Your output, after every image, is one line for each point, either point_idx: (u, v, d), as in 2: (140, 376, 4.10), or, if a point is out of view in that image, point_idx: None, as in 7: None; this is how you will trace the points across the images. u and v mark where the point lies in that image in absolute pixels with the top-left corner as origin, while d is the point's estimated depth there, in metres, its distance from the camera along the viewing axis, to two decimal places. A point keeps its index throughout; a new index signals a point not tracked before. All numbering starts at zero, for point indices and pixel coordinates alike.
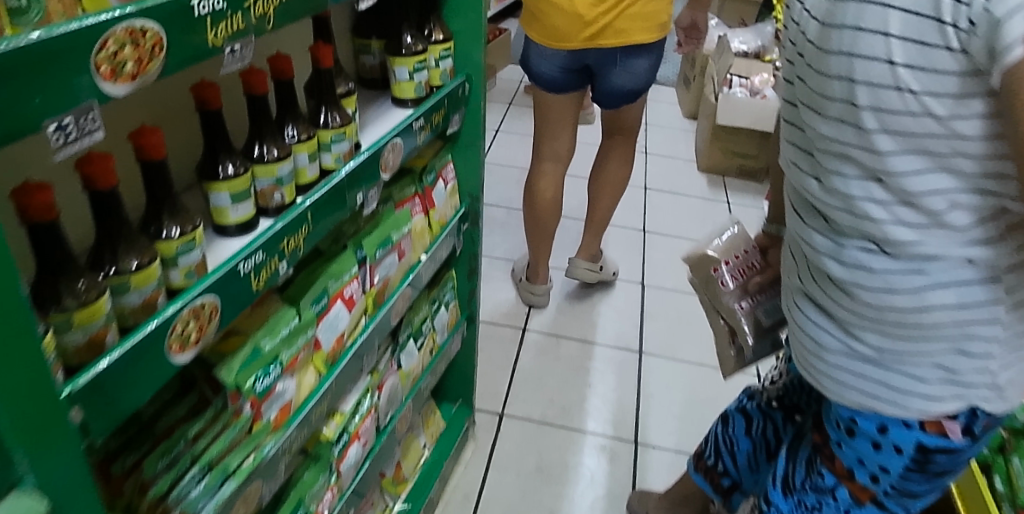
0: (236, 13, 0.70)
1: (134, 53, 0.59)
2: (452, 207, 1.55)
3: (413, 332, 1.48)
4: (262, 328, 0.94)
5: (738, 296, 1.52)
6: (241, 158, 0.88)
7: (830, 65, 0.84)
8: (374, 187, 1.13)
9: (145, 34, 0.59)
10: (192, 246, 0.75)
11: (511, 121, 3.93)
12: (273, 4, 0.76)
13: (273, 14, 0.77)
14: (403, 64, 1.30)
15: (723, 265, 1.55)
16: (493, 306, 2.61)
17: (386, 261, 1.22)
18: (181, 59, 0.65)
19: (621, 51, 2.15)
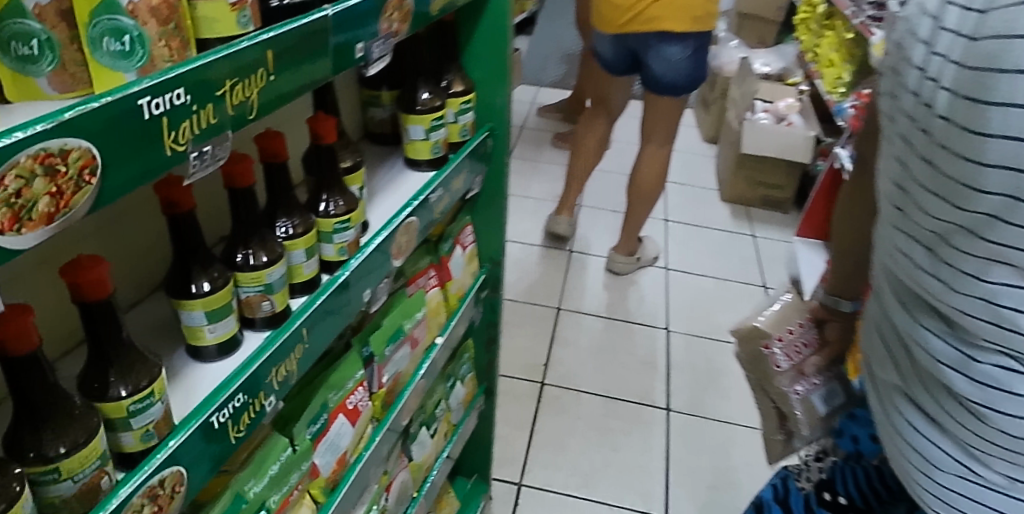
0: (206, 105, 0.53)
1: (48, 187, 0.42)
2: (470, 274, 1.40)
3: (426, 420, 1.33)
4: (247, 467, 0.76)
5: (793, 380, 1.24)
6: (221, 266, 0.71)
7: (986, 152, 0.68)
8: (384, 279, 0.97)
9: (65, 157, 0.42)
10: (151, 401, 0.58)
11: (524, 148, 3.76)
12: (255, 85, 0.59)
13: (256, 99, 0.59)
14: (417, 122, 1.15)
15: (775, 342, 1.25)
16: (509, 355, 2.44)
17: (397, 356, 1.06)
18: (127, 178, 0.48)
19: (654, 36, 2.30)
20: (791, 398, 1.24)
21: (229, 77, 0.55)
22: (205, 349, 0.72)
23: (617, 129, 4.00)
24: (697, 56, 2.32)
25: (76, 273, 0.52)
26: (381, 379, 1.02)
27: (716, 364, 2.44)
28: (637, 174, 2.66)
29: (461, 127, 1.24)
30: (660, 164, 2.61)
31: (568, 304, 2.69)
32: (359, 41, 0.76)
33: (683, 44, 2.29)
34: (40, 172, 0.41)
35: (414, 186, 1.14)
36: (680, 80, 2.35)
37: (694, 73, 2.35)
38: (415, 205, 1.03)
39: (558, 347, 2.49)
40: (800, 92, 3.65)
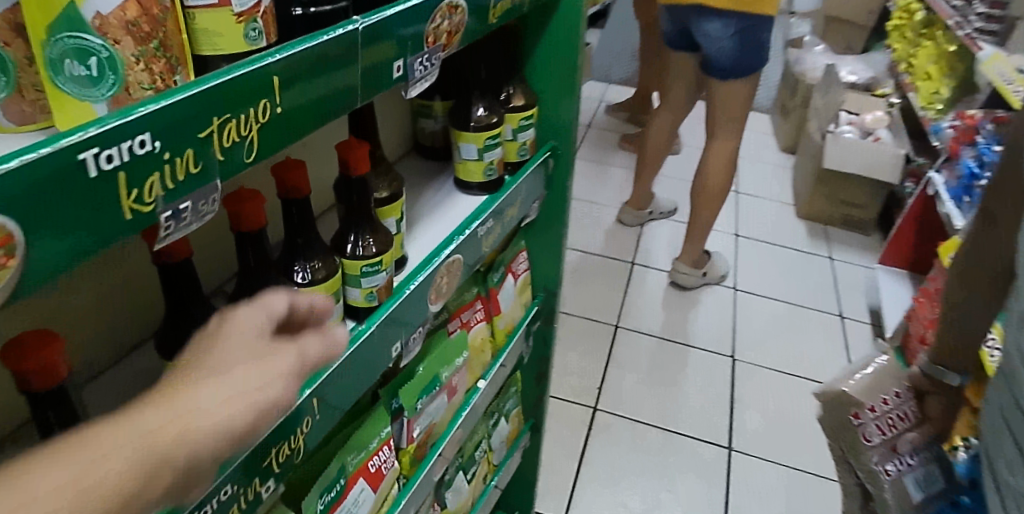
0: (185, 151, 0.41)
1: None
2: (522, 306, 1.27)
3: (463, 463, 1.25)
4: None
5: (884, 458, 1.11)
6: None
7: None
8: (419, 329, 0.85)
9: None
10: None
11: (588, 149, 3.59)
12: (257, 121, 0.47)
13: (257, 137, 0.47)
14: (471, 139, 1.02)
15: (866, 412, 1.11)
16: (560, 373, 2.30)
17: (431, 407, 0.95)
18: (63, 254, 0.36)
19: (698, 12, 2.15)
20: (881, 478, 1.11)
21: (218, 114, 0.43)
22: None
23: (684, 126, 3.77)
24: (741, 37, 2.11)
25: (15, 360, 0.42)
26: (412, 434, 0.92)
27: (783, 400, 2.25)
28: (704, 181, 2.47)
29: (519, 145, 1.10)
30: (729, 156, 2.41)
31: (626, 322, 2.53)
32: (397, 57, 0.63)
33: (725, 21, 2.10)
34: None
35: (462, 212, 1.01)
36: (726, 62, 2.16)
37: (739, 55, 2.14)
38: (460, 240, 0.91)
39: (614, 369, 2.34)
40: (890, 104, 3.35)
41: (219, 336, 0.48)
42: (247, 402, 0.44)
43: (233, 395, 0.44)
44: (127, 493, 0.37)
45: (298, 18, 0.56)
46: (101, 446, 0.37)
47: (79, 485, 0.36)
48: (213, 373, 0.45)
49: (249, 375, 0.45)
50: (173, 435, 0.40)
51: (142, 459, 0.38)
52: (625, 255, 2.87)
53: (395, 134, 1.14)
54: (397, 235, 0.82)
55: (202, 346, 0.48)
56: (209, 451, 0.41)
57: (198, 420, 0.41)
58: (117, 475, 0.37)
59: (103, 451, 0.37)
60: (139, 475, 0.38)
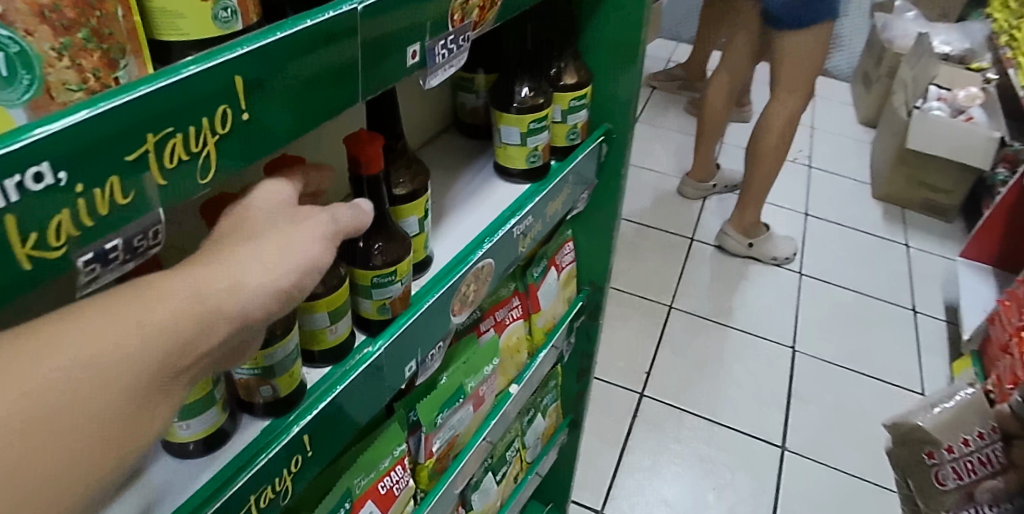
0: (104, 182, 0.32)
1: None
2: (565, 300, 1.16)
3: (493, 463, 1.16)
4: None
5: (961, 503, 1.22)
6: None
7: None
8: (440, 344, 0.77)
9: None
10: None
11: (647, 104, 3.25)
12: (217, 136, 0.37)
13: (216, 155, 0.38)
14: (513, 122, 0.89)
15: (943, 451, 1.24)
16: (607, 353, 2.14)
17: (454, 419, 0.86)
18: None
19: None
20: None
21: (157, 129, 0.33)
22: (185, 444, 0.56)
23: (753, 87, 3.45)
24: None
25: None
26: (431, 450, 0.83)
27: (846, 399, 2.06)
28: (763, 148, 2.27)
29: (569, 129, 0.97)
30: (783, 124, 2.18)
31: (680, 304, 2.31)
32: (413, 40, 0.52)
33: None
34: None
35: (501, 203, 0.89)
36: (781, 12, 1.94)
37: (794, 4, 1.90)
38: (491, 243, 0.81)
39: (665, 351, 2.16)
40: (988, 79, 3.03)
41: (248, 208, 0.46)
42: (289, 260, 0.43)
43: (276, 252, 0.42)
44: (189, 337, 0.36)
45: None
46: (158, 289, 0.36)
47: (143, 322, 0.34)
48: (250, 235, 0.43)
49: (286, 237, 0.44)
50: (224, 285, 0.38)
51: (198, 304, 0.37)
52: (684, 230, 2.60)
53: (431, 111, 1.00)
54: (417, 236, 0.72)
55: (230, 216, 0.45)
56: (259, 305, 0.40)
57: (244, 272, 0.40)
58: (179, 315, 0.36)
59: (160, 294, 0.36)
60: (197, 317, 0.36)
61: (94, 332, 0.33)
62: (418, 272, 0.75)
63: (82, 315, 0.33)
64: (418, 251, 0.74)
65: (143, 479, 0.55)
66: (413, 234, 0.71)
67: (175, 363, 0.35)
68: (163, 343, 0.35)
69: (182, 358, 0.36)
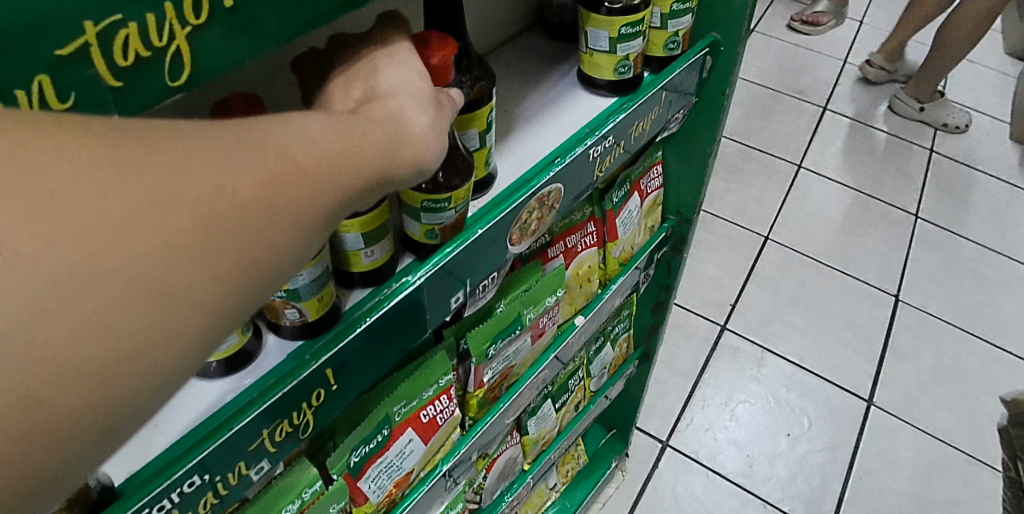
0: (20, 92, 0.25)
1: None
2: (647, 227, 1.04)
3: (555, 390, 1.06)
4: (260, 503, 0.55)
5: None
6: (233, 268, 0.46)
7: None
8: (499, 268, 0.70)
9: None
10: None
11: (769, 10, 2.93)
12: (181, 35, 0.29)
13: (184, 55, 0.30)
14: (602, 25, 0.75)
15: None
16: (691, 281, 2.01)
17: (511, 349, 0.78)
18: None
19: None
20: None
21: (106, 18, 0.26)
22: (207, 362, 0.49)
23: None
24: None
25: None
26: (482, 381, 0.76)
27: (951, 358, 1.88)
28: None
29: (669, 36, 0.83)
30: None
31: (778, 236, 2.13)
32: None
33: None
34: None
35: (578, 121, 0.77)
36: None
37: None
38: (563, 165, 0.71)
39: (754, 285, 2.01)
40: None
41: (366, 73, 0.42)
42: (431, 134, 0.39)
43: (422, 123, 0.39)
44: (341, 195, 0.32)
45: None
46: (327, 131, 0.33)
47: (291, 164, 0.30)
48: (397, 97, 0.39)
49: (427, 107, 0.40)
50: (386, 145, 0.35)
51: (364, 157, 0.34)
52: (792, 156, 2.36)
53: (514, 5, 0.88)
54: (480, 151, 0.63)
55: (360, 77, 0.41)
56: (410, 175, 0.37)
57: (405, 135, 0.37)
58: (331, 164, 0.32)
59: (325, 138, 0.32)
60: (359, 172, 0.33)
61: (255, 163, 0.29)
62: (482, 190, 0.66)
63: (208, 136, 0.28)
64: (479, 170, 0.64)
65: (174, 405, 0.48)
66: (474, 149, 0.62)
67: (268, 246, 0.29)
68: (323, 191, 0.31)
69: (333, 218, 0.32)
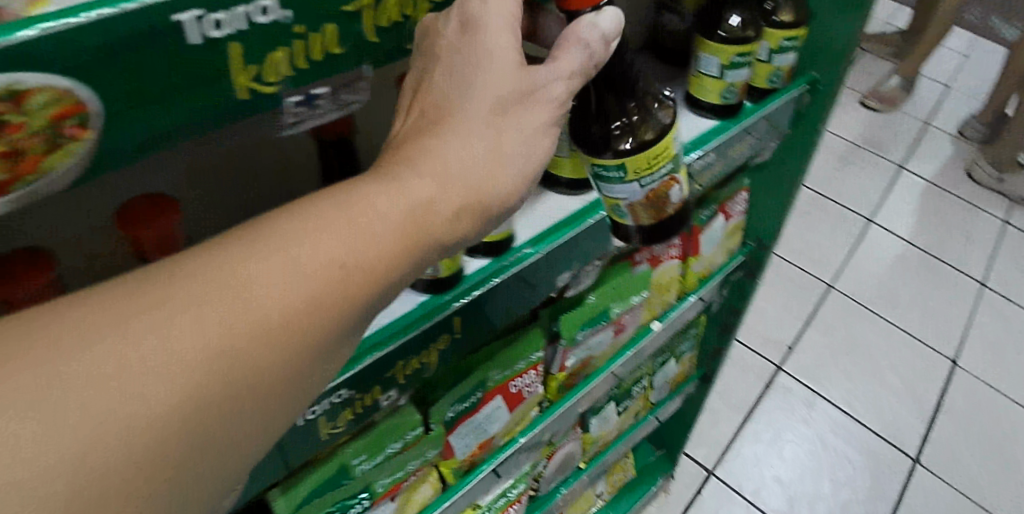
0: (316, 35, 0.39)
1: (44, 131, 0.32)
2: (727, 251, 1.07)
3: (619, 394, 1.09)
4: (369, 437, 0.62)
5: None
6: None
7: None
8: (598, 260, 0.75)
9: (20, 102, 0.31)
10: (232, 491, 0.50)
11: (856, 61, 2.92)
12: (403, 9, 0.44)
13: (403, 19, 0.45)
14: (714, 51, 0.80)
15: None
16: (752, 317, 2.03)
17: (594, 339, 0.83)
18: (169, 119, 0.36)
19: None
20: None
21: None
22: None
23: (988, 63, 3.00)
24: None
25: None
26: (565, 364, 0.81)
27: (1009, 428, 1.85)
28: None
29: (772, 70, 0.87)
30: None
31: (841, 285, 2.12)
32: None
33: None
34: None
35: (683, 136, 0.83)
36: None
37: None
38: None
39: (813, 330, 2.01)
40: None
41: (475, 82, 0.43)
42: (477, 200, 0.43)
43: (467, 183, 0.42)
44: (368, 286, 0.37)
45: None
46: (356, 229, 0.37)
47: (309, 270, 0.35)
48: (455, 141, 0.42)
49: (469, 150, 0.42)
50: (417, 237, 0.39)
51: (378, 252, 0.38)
52: (863, 209, 2.35)
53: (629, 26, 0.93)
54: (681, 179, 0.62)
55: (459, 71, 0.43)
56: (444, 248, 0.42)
57: (443, 217, 0.41)
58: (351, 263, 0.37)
59: (351, 239, 0.37)
60: (385, 267, 0.38)
61: (258, 308, 0.34)
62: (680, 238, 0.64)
63: (219, 273, 0.34)
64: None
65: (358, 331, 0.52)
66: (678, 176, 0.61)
67: (291, 321, 0.35)
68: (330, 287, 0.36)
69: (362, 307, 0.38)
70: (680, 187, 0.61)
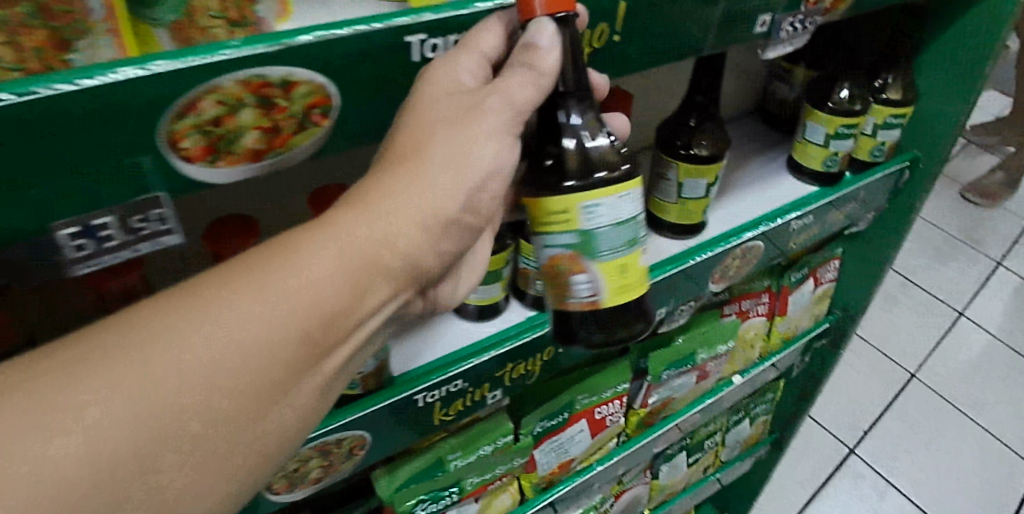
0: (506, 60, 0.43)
1: (262, 119, 0.35)
2: (813, 316, 1.09)
3: (691, 444, 1.10)
4: (463, 435, 0.68)
5: None
6: None
7: None
8: (691, 300, 0.79)
9: (288, 90, 0.34)
10: (338, 454, 0.53)
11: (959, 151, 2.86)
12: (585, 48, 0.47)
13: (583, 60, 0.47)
14: (822, 121, 0.84)
15: None
16: (828, 394, 1.98)
17: (677, 381, 0.86)
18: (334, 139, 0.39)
19: None
20: None
21: (593, 26, 0.46)
22: (468, 306, 0.62)
23: None
24: None
25: (216, 236, 0.45)
26: (647, 401, 0.85)
27: None
28: None
29: (875, 145, 0.88)
30: None
31: (926, 376, 2.04)
32: (765, 11, 0.56)
33: None
34: (249, 100, 0.34)
35: (783, 197, 0.86)
36: None
37: None
38: (768, 227, 0.80)
39: (891, 417, 1.94)
40: None
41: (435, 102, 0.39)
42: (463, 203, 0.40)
43: (395, 218, 0.38)
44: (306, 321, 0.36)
45: None
46: (289, 269, 0.36)
47: (230, 332, 0.34)
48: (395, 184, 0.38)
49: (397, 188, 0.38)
50: (376, 252, 0.38)
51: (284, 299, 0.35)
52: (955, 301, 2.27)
53: (741, 92, 0.99)
54: (617, 260, 0.47)
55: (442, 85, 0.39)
56: (440, 243, 0.41)
57: (409, 230, 0.38)
58: (292, 303, 0.35)
59: (278, 277, 0.35)
60: (344, 285, 0.37)
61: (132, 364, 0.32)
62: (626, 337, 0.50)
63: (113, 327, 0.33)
64: (641, 283, 0.50)
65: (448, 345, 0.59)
66: (607, 257, 0.47)
67: (237, 373, 0.34)
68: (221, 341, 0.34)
69: (333, 319, 0.37)
70: (589, 268, 0.47)
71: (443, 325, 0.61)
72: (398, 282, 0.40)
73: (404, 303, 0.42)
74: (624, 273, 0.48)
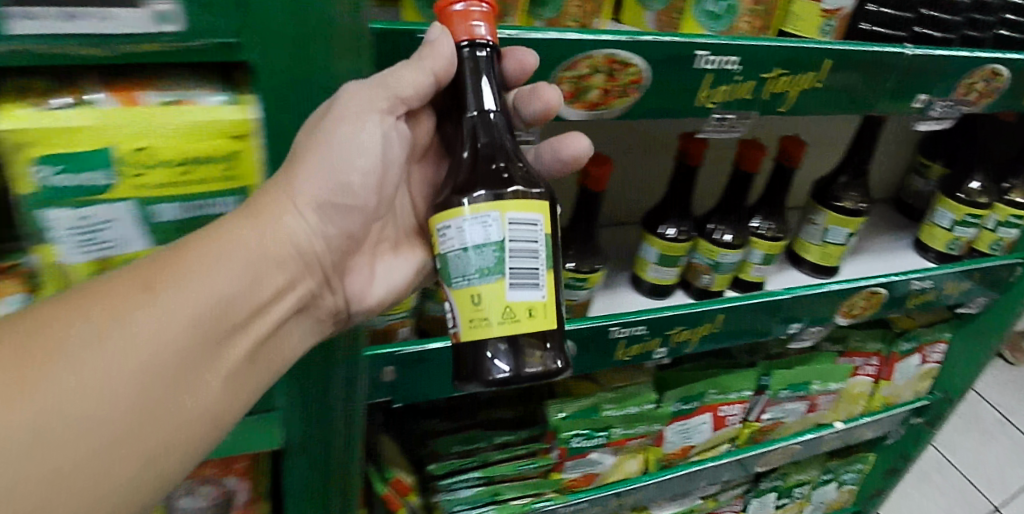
0: (747, 82, 0.62)
1: (604, 83, 0.56)
2: (915, 389, 1.19)
3: (781, 487, 1.19)
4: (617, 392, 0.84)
5: None
6: (745, 232, 0.80)
7: None
8: (820, 327, 0.93)
9: (625, 68, 0.56)
10: None
11: None
12: (800, 83, 0.64)
13: (794, 93, 0.65)
14: (950, 208, 0.98)
15: None
16: (901, 497, 1.92)
17: (790, 405, 0.99)
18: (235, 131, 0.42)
19: None
20: None
21: (805, 71, 0.64)
22: (643, 282, 0.80)
23: None
24: None
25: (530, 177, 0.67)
26: (761, 415, 0.98)
27: None
28: None
29: (995, 239, 1.02)
30: None
31: None
32: (923, 92, 0.73)
33: None
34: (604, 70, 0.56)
35: (907, 266, 1.00)
36: None
37: None
38: (892, 278, 0.93)
39: None
40: None
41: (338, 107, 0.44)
42: (345, 192, 0.47)
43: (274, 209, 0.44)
44: (196, 315, 0.40)
45: (861, 31, 0.70)
46: (184, 268, 0.40)
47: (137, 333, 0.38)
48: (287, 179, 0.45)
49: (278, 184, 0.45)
50: (271, 241, 0.44)
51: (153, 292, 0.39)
52: None
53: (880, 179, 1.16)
54: (471, 292, 0.43)
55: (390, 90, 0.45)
56: (329, 230, 0.47)
57: (292, 219, 0.45)
58: (178, 303, 0.40)
59: (174, 276, 0.40)
60: (241, 272, 0.42)
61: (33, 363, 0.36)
62: (496, 384, 0.42)
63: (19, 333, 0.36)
64: (512, 324, 0.42)
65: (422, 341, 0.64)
66: (458, 283, 0.43)
67: (151, 355, 0.38)
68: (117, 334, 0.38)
69: (230, 304, 0.42)
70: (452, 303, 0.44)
71: (618, 285, 0.81)
72: (292, 269, 0.46)
73: (310, 291, 0.48)
74: (481, 307, 0.42)
